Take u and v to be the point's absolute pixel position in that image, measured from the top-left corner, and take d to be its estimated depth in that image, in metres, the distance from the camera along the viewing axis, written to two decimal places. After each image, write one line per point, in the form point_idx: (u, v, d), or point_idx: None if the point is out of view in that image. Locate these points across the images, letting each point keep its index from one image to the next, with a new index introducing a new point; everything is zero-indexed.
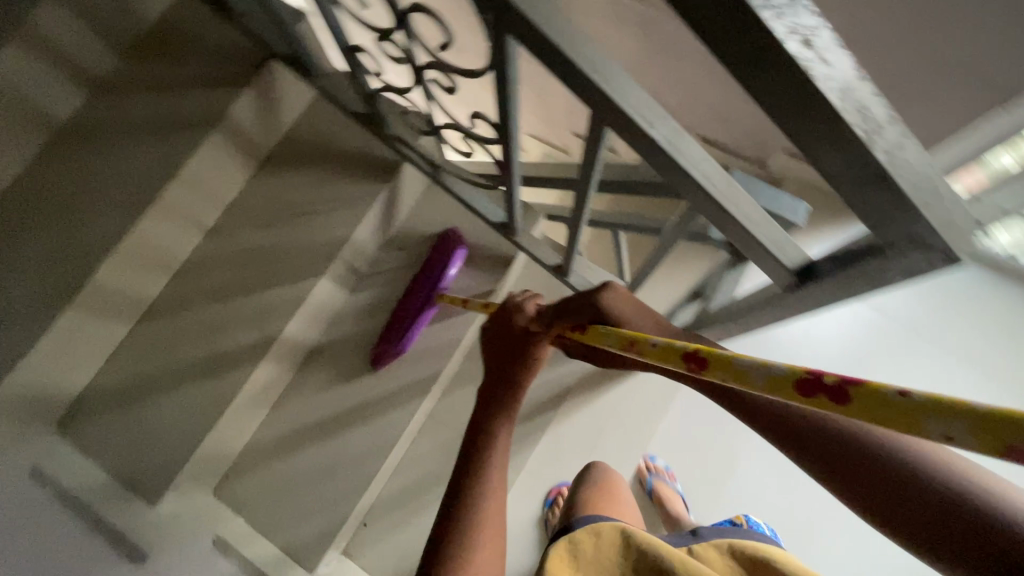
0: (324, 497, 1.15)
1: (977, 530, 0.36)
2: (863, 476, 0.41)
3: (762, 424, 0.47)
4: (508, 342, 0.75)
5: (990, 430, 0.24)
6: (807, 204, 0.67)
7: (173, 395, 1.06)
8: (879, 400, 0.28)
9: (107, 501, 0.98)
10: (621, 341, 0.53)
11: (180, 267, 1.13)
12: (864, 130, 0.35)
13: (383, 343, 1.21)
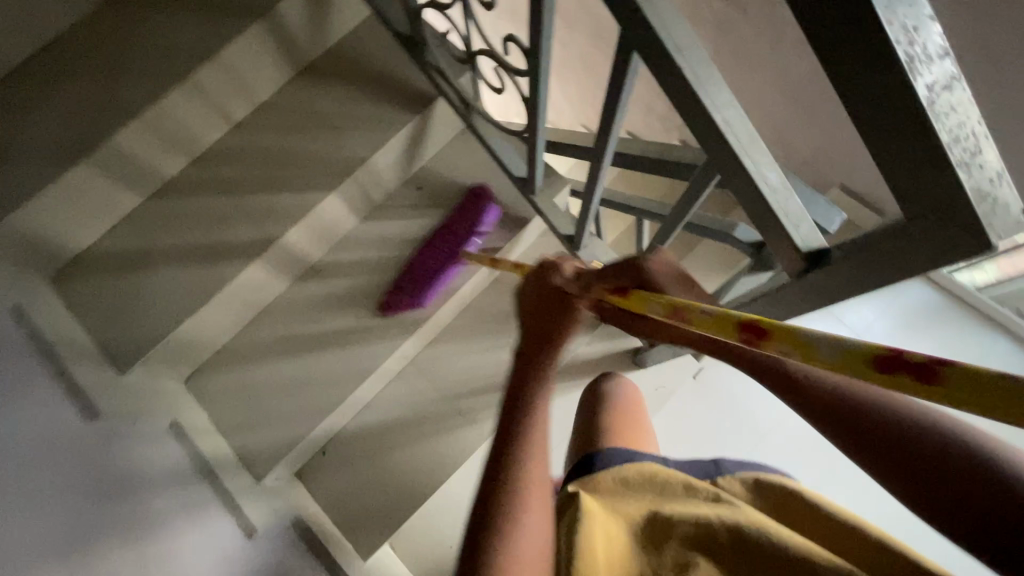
0: (290, 410, 1.15)
1: (981, 480, 0.43)
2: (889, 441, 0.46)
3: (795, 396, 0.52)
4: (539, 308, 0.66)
5: None
6: (836, 217, 0.77)
7: (166, 274, 1.06)
8: (978, 381, 0.27)
9: (77, 361, 0.95)
10: (665, 307, 0.49)
11: (201, 154, 1.12)
12: (907, 56, 0.34)
13: (393, 292, 1.19)
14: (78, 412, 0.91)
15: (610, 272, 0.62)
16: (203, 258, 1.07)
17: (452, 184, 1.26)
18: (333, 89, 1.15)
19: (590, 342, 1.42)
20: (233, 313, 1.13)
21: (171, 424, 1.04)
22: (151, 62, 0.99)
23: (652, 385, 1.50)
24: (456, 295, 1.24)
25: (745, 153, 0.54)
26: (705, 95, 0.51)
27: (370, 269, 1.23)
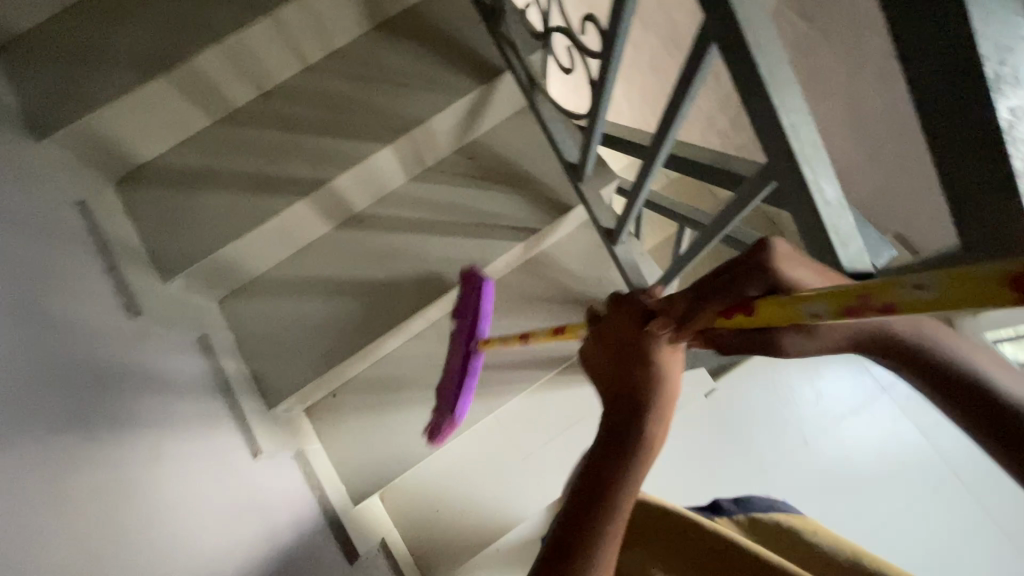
0: (311, 347, 1.19)
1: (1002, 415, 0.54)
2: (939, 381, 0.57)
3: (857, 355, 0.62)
4: (623, 350, 0.71)
5: (990, 287, 0.33)
6: (891, 250, 0.72)
7: (219, 196, 1.11)
8: (905, 298, 0.38)
9: (130, 260, 1.01)
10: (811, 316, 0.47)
11: (271, 89, 1.17)
12: (995, 74, 0.34)
13: (438, 414, 1.23)
14: (123, 308, 0.92)
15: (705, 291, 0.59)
16: (256, 187, 1.11)
17: (501, 160, 1.28)
18: (407, 47, 1.18)
19: None
20: (274, 246, 1.18)
21: (199, 338, 1.09)
22: None
23: None
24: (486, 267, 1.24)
25: (806, 161, 0.53)
26: (776, 96, 0.51)
27: (409, 228, 1.26)
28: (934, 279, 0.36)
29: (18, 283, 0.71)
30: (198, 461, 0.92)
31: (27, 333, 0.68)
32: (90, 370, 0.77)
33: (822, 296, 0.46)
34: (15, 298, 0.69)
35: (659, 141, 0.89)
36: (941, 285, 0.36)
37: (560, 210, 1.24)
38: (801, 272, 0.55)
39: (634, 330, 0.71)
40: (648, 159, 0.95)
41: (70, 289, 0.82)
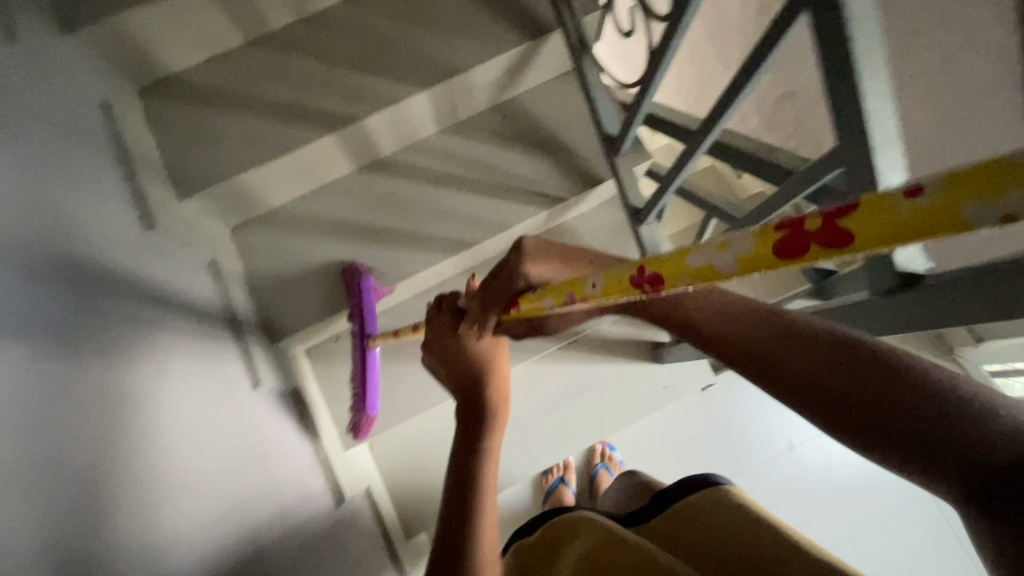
0: (320, 287, 1.18)
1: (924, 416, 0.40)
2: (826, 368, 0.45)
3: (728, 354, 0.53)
4: (453, 362, 0.77)
5: (965, 183, 0.24)
6: None
7: (245, 118, 1.07)
8: (881, 214, 0.27)
9: (149, 171, 0.97)
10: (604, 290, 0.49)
11: (311, 15, 1.12)
12: None
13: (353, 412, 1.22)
14: (139, 219, 0.90)
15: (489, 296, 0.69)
16: (285, 115, 1.07)
17: (537, 123, 1.25)
18: None
19: (616, 323, 1.42)
20: (295, 179, 1.14)
21: (210, 262, 1.06)
22: None
23: (659, 384, 1.46)
24: (506, 232, 1.21)
25: (881, 152, 0.51)
26: (863, 78, 0.49)
27: (433, 180, 1.23)
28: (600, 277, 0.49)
29: (35, 175, 0.68)
30: (204, 385, 0.90)
31: (39, 228, 0.66)
32: (99, 275, 0.75)
33: (548, 292, 0.58)
34: (31, 190, 0.66)
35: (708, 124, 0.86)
36: (603, 283, 0.49)
37: (589, 182, 1.22)
38: (546, 266, 0.66)
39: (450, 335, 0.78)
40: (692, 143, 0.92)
41: (86, 191, 0.79)
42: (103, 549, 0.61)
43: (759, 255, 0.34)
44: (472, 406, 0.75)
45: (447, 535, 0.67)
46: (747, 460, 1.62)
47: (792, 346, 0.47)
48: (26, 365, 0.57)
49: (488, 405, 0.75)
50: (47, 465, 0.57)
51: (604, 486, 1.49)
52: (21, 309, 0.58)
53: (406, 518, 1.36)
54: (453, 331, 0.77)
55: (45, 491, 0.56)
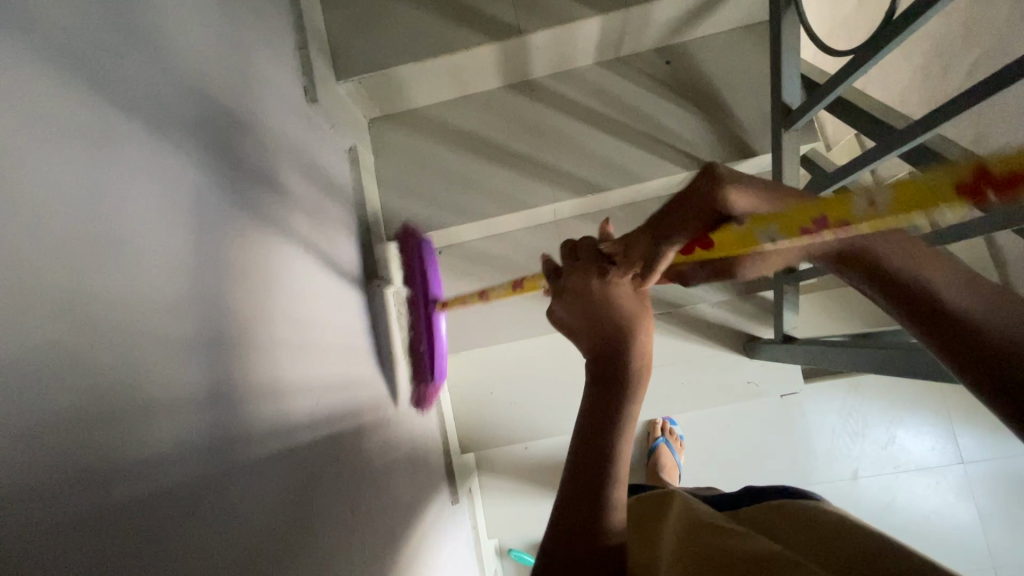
0: (441, 198, 1.18)
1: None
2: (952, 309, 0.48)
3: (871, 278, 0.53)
4: (597, 303, 0.78)
5: None
6: None
7: (411, 8, 1.04)
8: None
9: (317, 42, 0.98)
10: (893, 204, 0.46)
11: None
12: None
13: (419, 381, 1.15)
14: (303, 90, 0.92)
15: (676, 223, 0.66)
16: (450, 13, 1.04)
17: (701, 76, 1.15)
18: None
19: (716, 306, 1.37)
20: (443, 82, 1.12)
21: (351, 147, 1.08)
22: None
23: (743, 378, 1.40)
24: (637, 184, 1.15)
25: None
26: None
27: (576, 114, 1.17)
28: (884, 193, 0.46)
29: (222, 24, 0.71)
30: (332, 265, 0.95)
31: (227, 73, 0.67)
32: (266, 136, 0.78)
33: (773, 220, 0.58)
34: (218, 38, 0.69)
35: (902, 135, 0.73)
36: (897, 195, 0.45)
37: (741, 152, 1.12)
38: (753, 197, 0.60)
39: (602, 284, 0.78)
40: (874, 149, 0.79)
41: (264, 51, 0.81)
42: (268, 385, 0.67)
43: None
44: (614, 352, 0.75)
45: (582, 475, 0.66)
46: (807, 474, 1.59)
47: (970, 303, 0.47)
48: (206, 203, 0.61)
49: (635, 366, 0.74)
50: (227, 298, 0.62)
51: (662, 463, 1.48)
52: (203, 152, 0.62)
53: (467, 432, 1.43)
54: (601, 273, 0.78)
55: (226, 319, 0.61)
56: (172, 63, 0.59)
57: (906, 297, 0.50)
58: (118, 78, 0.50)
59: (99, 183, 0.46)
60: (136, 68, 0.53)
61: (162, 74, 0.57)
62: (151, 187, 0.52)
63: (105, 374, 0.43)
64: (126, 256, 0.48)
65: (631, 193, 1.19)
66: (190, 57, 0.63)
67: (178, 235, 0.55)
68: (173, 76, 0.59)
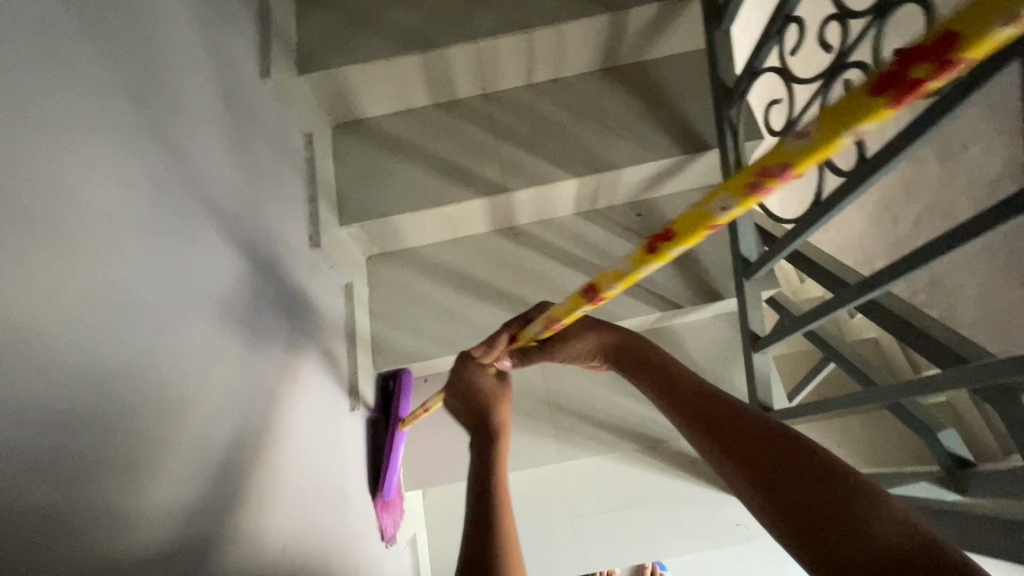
0: (429, 330, 1.24)
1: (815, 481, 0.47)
2: (749, 438, 0.53)
3: (684, 415, 0.60)
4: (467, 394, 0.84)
5: (782, 154, 0.38)
6: None
7: (410, 168, 1.19)
8: (732, 189, 0.43)
9: (326, 196, 1.12)
10: (543, 325, 0.77)
11: (492, 93, 1.25)
12: None
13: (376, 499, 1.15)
14: (308, 236, 1.02)
15: (517, 322, 0.90)
16: (446, 173, 1.18)
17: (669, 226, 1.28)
18: (626, 96, 1.21)
19: None
20: (436, 228, 1.24)
21: (347, 284, 1.17)
22: (509, 2, 1.11)
23: (733, 520, 1.36)
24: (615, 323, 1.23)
25: None
26: None
27: (557, 256, 1.28)
28: (626, 257, 0.58)
29: (243, 188, 0.82)
30: (318, 400, 0.97)
31: (232, 234, 0.77)
32: (270, 280, 0.86)
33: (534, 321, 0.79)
34: (236, 202, 0.79)
35: (854, 290, 0.82)
36: (568, 302, 0.69)
37: (710, 295, 1.22)
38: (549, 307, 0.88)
39: (472, 371, 0.87)
40: (832, 302, 0.87)
41: (278, 206, 0.92)
42: (235, 543, 0.67)
43: (780, 149, 0.38)
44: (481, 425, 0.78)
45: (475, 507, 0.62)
46: None
47: (759, 435, 0.53)
48: (187, 351, 0.64)
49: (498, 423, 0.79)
50: (188, 449, 0.62)
51: None
52: (197, 304, 0.67)
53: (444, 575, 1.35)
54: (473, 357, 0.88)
55: (182, 474, 0.60)
56: (187, 227, 0.66)
57: (709, 429, 0.56)
58: (129, 248, 0.56)
59: (88, 341, 0.50)
60: (162, 240, 0.61)
61: (178, 236, 0.64)
62: (133, 341, 0.55)
63: (24, 552, 0.42)
64: (104, 425, 0.51)
65: None
66: (209, 222, 0.71)
67: (148, 393, 0.57)
68: (186, 241, 0.66)
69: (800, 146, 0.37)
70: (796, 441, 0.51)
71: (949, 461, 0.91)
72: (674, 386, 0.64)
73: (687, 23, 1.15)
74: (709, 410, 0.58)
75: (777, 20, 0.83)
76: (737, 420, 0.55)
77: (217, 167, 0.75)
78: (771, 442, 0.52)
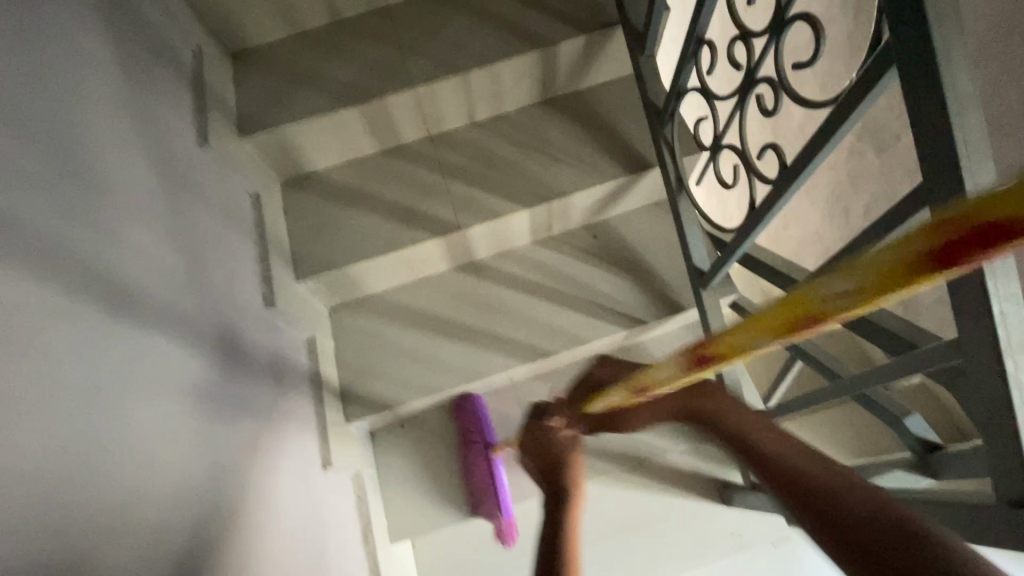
0: (399, 375, 1.23)
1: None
2: (855, 518, 0.47)
3: (775, 481, 0.54)
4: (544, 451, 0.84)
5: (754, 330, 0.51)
6: None
7: (363, 216, 1.20)
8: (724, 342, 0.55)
9: (279, 253, 1.11)
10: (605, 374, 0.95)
11: (437, 134, 1.27)
12: None
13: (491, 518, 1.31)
14: (263, 296, 1.01)
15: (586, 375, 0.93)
16: (399, 217, 1.20)
17: (624, 245, 1.30)
18: (566, 124, 1.24)
19: (683, 455, 1.37)
20: (395, 273, 1.25)
21: (310, 338, 1.15)
22: (443, 49, 1.15)
23: (727, 529, 1.35)
24: (583, 346, 1.24)
25: (1012, 352, 0.49)
26: (996, 282, 0.48)
27: (520, 286, 1.29)
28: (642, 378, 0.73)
29: (188, 259, 0.81)
30: (286, 463, 0.95)
31: (179, 307, 0.76)
32: (223, 346, 0.85)
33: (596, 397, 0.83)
34: (183, 274, 0.79)
35: None
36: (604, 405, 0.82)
37: (671, 308, 1.24)
38: None
39: (551, 426, 0.88)
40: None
41: (226, 272, 0.92)
42: None
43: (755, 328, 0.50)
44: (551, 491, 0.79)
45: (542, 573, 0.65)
46: None
47: (869, 512, 0.46)
48: (142, 433, 0.62)
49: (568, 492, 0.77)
50: (143, 538, 0.59)
51: None
52: (148, 385, 0.65)
53: None
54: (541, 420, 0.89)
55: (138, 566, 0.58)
56: (131, 307, 0.65)
57: (810, 501, 0.50)
58: (68, 337, 0.55)
59: (38, 436, 0.49)
60: (105, 324, 0.60)
61: (124, 318, 0.64)
62: (81, 433, 0.54)
63: None
64: (49, 527, 0.49)
65: (582, 354, 1.27)
66: (153, 299, 0.70)
67: (96, 484, 0.55)
68: (130, 321, 0.65)
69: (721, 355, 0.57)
70: (913, 526, 0.44)
71: (918, 448, 0.92)
72: (764, 447, 0.57)
73: (615, 51, 1.20)
74: (806, 479, 0.52)
75: (691, 43, 0.87)
76: (842, 493, 0.49)
77: (159, 243, 0.75)
78: (882, 526, 0.45)
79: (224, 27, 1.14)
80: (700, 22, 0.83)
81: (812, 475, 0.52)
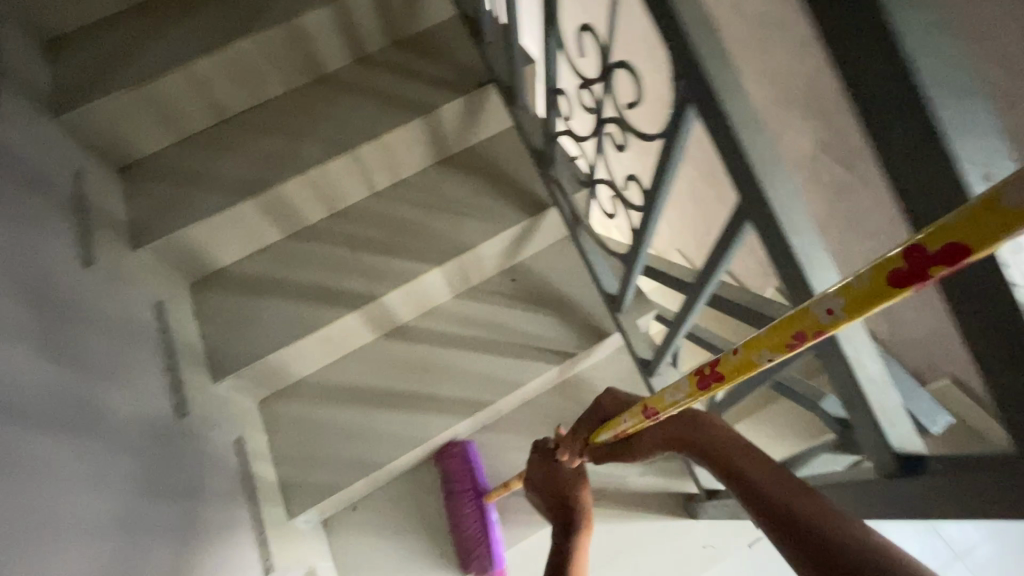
0: (339, 457, 1.20)
1: None
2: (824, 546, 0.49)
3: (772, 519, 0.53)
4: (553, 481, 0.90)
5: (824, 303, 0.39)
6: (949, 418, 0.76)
7: (277, 303, 1.19)
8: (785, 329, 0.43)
9: (190, 358, 1.08)
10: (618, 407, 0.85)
11: (342, 210, 1.29)
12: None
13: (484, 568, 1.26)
14: (173, 408, 0.97)
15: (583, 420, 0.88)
16: (313, 299, 1.19)
17: (543, 283, 1.34)
18: (464, 180, 1.29)
19: (642, 475, 1.37)
20: (319, 354, 1.23)
21: (237, 440, 1.11)
22: (331, 130, 1.19)
23: (697, 543, 1.34)
24: (518, 389, 1.25)
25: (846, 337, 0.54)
26: (811, 278, 0.54)
27: (448, 342, 1.30)
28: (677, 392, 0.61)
29: (85, 383, 0.78)
30: None
31: (72, 436, 0.72)
32: (133, 470, 0.81)
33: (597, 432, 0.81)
34: (80, 407, 0.75)
35: (686, 304, 0.90)
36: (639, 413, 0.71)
37: (598, 335, 1.27)
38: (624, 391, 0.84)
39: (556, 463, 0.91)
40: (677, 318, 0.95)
41: (130, 391, 0.88)
42: None
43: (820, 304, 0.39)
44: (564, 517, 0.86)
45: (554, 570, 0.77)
46: None
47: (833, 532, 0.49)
48: None
49: (579, 516, 0.86)
50: None
51: None
52: (42, 545, 0.62)
53: None
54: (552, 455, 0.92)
55: None
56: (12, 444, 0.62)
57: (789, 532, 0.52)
58: None
59: None
60: None
61: (12, 478, 0.60)
62: None
63: None
64: None
65: (520, 396, 1.28)
66: (38, 430, 0.66)
67: None
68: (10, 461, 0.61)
69: (938, 220, 0.30)
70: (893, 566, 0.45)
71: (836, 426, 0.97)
72: (769, 488, 0.55)
73: (496, 105, 1.27)
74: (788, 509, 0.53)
75: (548, 94, 0.93)
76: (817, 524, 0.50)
77: (53, 383, 0.72)
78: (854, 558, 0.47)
79: (105, 142, 1.13)
80: (550, 76, 0.89)
81: (778, 490, 0.55)
